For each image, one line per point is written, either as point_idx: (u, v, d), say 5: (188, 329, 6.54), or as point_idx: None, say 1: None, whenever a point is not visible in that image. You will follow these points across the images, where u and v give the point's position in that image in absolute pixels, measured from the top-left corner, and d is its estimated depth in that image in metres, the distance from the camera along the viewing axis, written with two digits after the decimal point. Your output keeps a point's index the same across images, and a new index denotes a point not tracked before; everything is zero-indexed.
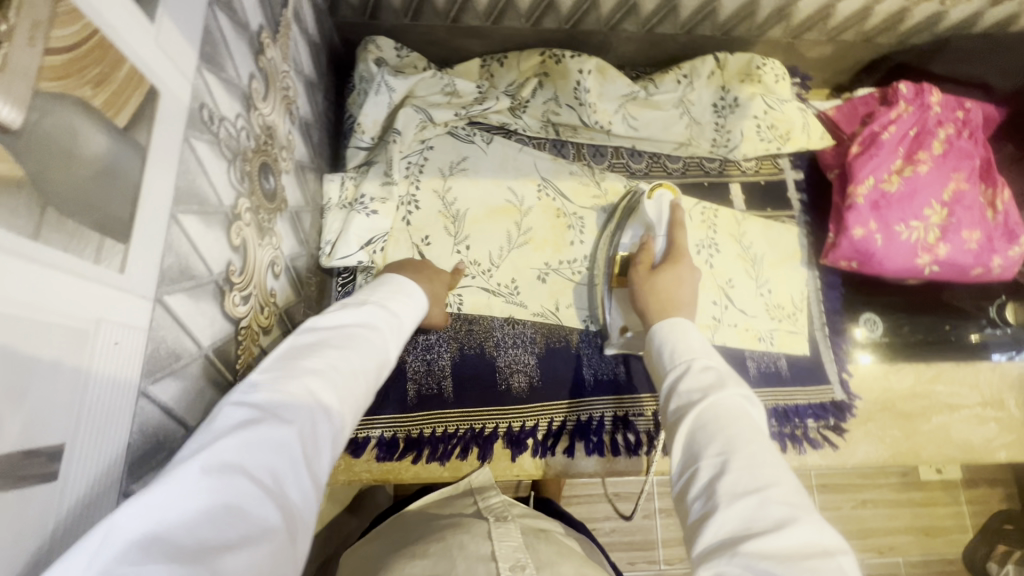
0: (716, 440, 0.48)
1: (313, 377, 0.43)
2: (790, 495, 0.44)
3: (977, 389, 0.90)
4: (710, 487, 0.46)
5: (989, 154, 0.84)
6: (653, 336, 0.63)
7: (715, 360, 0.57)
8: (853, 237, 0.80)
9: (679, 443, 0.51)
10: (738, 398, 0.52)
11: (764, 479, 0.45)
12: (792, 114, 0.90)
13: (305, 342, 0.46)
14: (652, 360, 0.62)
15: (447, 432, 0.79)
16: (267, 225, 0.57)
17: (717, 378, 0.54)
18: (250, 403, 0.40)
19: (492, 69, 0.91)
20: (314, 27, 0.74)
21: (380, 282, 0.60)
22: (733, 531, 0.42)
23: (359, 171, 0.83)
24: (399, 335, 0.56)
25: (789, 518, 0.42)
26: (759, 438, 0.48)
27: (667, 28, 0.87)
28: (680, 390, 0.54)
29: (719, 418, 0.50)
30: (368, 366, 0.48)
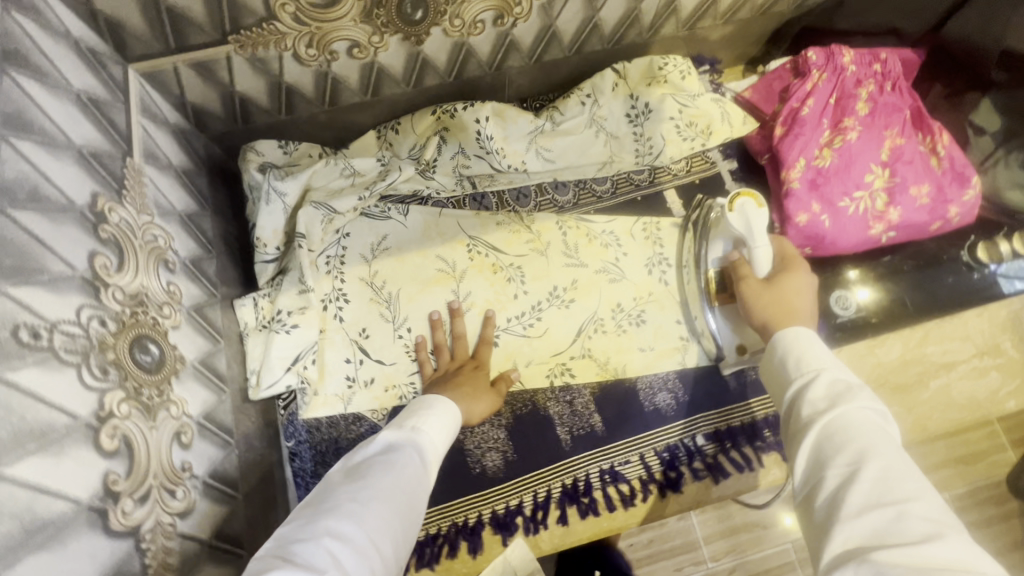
0: (848, 449, 0.47)
1: (332, 514, 0.47)
2: (933, 512, 0.43)
3: (968, 340, 0.85)
4: (837, 496, 0.46)
5: (918, 102, 0.79)
6: (773, 346, 0.62)
7: (845, 372, 0.55)
8: (799, 224, 0.75)
9: (804, 453, 0.50)
10: (868, 409, 0.50)
11: (904, 494, 0.44)
12: (708, 106, 0.86)
13: (329, 486, 0.51)
14: (773, 369, 0.60)
15: (430, 533, 0.74)
16: (159, 400, 0.51)
17: (847, 389, 0.53)
18: (276, 552, 0.44)
19: (389, 138, 0.85)
20: (178, 156, 0.68)
21: (409, 409, 0.66)
22: (863, 541, 0.42)
23: (273, 285, 0.77)
24: (430, 450, 0.60)
25: (933, 533, 0.41)
26: (898, 452, 0.47)
27: (554, 53, 0.80)
28: (807, 397, 0.54)
29: (851, 428, 0.49)
30: (393, 487, 0.51)
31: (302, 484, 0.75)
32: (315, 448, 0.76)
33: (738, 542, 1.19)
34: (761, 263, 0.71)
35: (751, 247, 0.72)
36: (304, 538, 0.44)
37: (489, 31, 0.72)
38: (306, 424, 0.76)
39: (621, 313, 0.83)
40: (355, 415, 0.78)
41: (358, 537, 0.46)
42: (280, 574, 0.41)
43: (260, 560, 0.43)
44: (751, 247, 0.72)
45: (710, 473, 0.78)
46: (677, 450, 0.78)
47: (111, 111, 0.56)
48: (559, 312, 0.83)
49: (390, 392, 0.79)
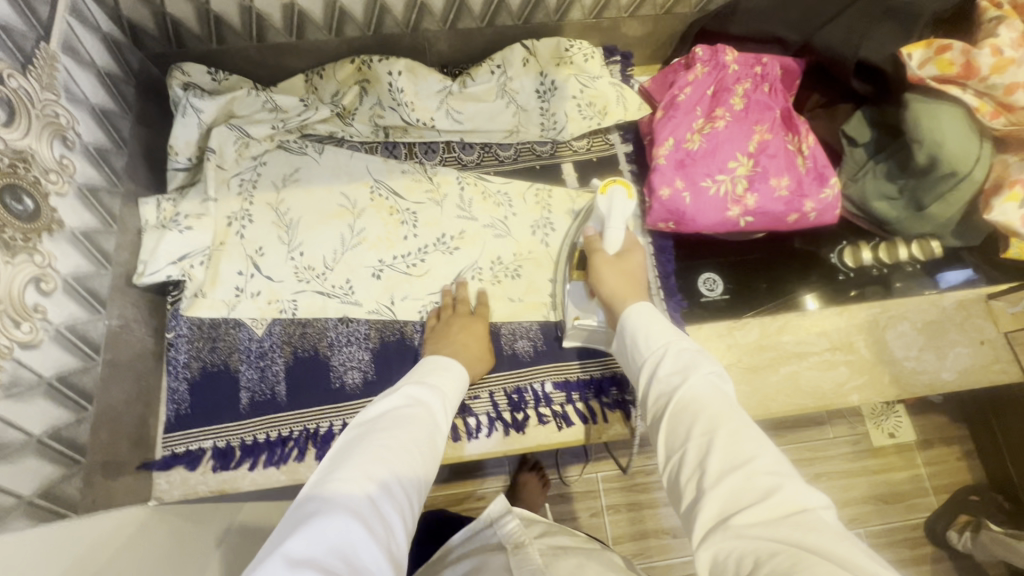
0: (698, 423, 0.51)
1: (364, 467, 0.48)
2: (775, 464, 0.47)
3: (824, 334, 0.90)
4: (699, 472, 0.48)
5: (789, 104, 0.86)
6: (623, 325, 0.66)
7: (688, 343, 0.60)
8: (661, 197, 0.82)
9: (664, 432, 0.53)
10: (707, 376, 0.55)
11: (749, 453, 0.47)
12: (606, 89, 0.94)
13: (353, 440, 0.52)
14: (628, 351, 0.64)
15: (281, 436, 0.79)
16: (20, 243, 0.59)
17: (692, 361, 0.57)
18: (312, 508, 0.44)
19: (315, 82, 0.93)
20: (106, 61, 0.77)
21: (423, 363, 0.67)
22: (724, 507, 0.45)
23: (180, 193, 0.86)
24: (447, 406, 0.61)
25: (775, 487, 0.45)
26: (734, 411, 0.51)
27: (467, 22, 0.89)
28: (660, 376, 0.57)
29: (697, 398, 0.53)
30: (417, 438, 0.53)
31: (172, 373, 0.81)
32: (192, 343, 0.82)
33: (644, 547, 1.21)
34: (614, 241, 0.75)
35: (608, 229, 0.75)
36: (340, 491, 0.45)
37: None
38: (188, 321, 0.83)
39: (499, 266, 0.89)
40: (236, 321, 0.84)
41: (395, 487, 0.47)
42: (324, 522, 0.42)
43: (298, 510, 0.44)
44: (608, 229, 0.75)
45: (555, 420, 0.83)
46: (526, 392, 0.84)
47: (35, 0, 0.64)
48: (442, 256, 0.89)
49: (272, 305, 0.85)
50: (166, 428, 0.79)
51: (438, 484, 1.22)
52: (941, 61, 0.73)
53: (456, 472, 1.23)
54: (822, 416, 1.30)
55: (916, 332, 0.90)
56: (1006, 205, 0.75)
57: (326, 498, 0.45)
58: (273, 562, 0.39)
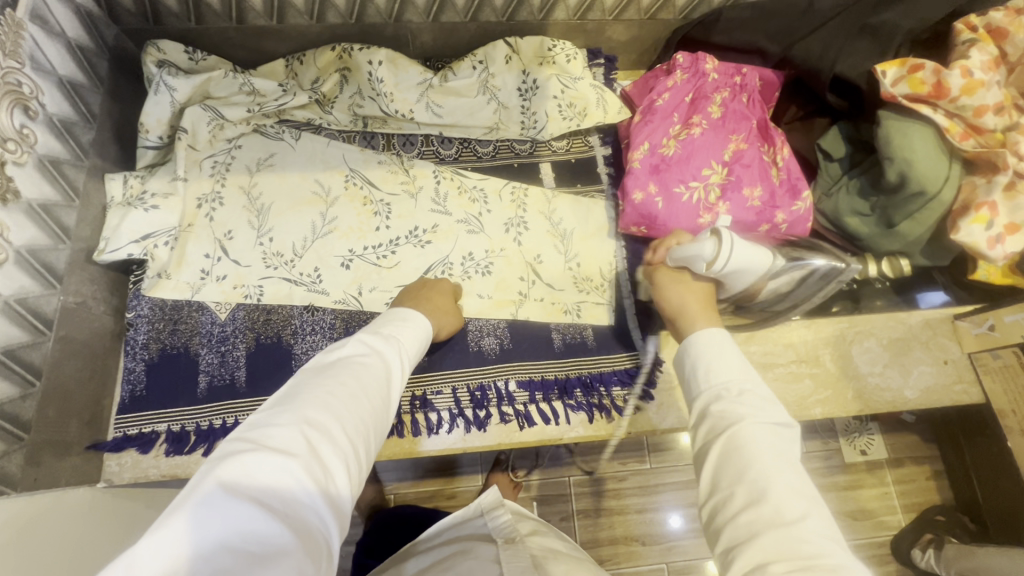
0: (752, 471, 0.49)
1: (308, 405, 0.47)
2: (824, 527, 0.46)
3: (791, 347, 0.90)
4: (748, 519, 0.47)
5: (766, 116, 0.87)
6: (686, 347, 0.60)
7: (751, 382, 0.55)
8: (634, 201, 0.82)
9: (713, 464, 0.52)
10: (764, 423, 0.52)
11: (798, 513, 0.46)
12: (587, 91, 0.94)
13: (302, 379, 0.51)
14: (682, 374, 0.60)
15: (238, 422, 0.78)
16: None
17: (751, 405, 0.53)
18: (251, 440, 0.43)
19: (295, 68, 0.93)
20: (77, 32, 0.75)
21: (383, 318, 0.67)
22: (768, 555, 0.44)
23: (148, 171, 0.85)
24: (403, 354, 0.61)
25: (824, 553, 0.43)
26: (786, 466, 0.49)
27: (451, 16, 0.89)
28: (714, 411, 0.54)
29: (753, 446, 0.50)
30: (367, 387, 0.52)
31: (129, 353, 0.80)
32: (152, 323, 0.81)
33: (612, 553, 1.20)
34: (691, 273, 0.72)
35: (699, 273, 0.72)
36: (281, 425, 0.45)
37: None
38: (149, 301, 0.81)
39: (470, 261, 0.89)
40: (198, 305, 0.83)
41: (338, 431, 0.46)
42: (257, 459, 0.41)
43: (234, 442, 0.43)
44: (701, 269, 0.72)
45: (517, 419, 0.82)
46: (489, 390, 0.83)
47: None
48: (413, 249, 0.89)
49: (237, 290, 0.84)
50: (120, 409, 0.77)
51: (406, 482, 1.21)
52: (913, 79, 0.75)
53: (425, 469, 1.22)
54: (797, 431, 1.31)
55: (882, 348, 0.91)
56: (973, 226, 0.75)
57: (266, 430, 0.44)
58: (203, 487, 0.39)
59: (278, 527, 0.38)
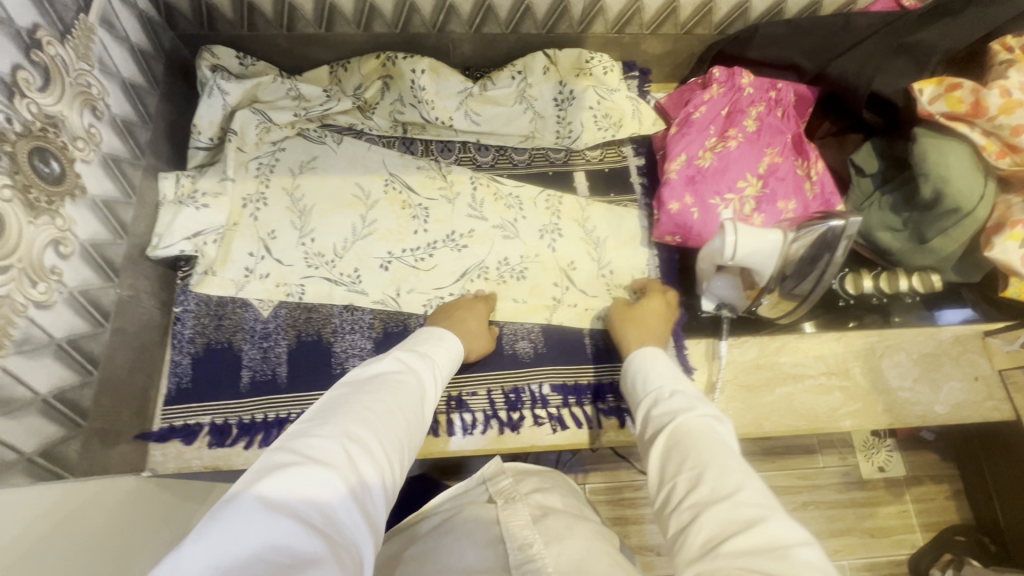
0: (692, 457, 0.54)
1: (347, 420, 0.49)
2: (761, 497, 0.49)
3: (821, 359, 0.91)
4: (693, 500, 0.50)
5: (801, 130, 0.88)
6: (629, 365, 0.72)
7: (680, 383, 0.65)
8: (670, 211, 0.83)
9: (657, 458, 0.58)
10: (700, 416, 0.58)
11: (734, 486, 0.50)
12: (623, 102, 0.96)
13: (341, 396, 0.54)
14: (632, 390, 0.70)
15: (279, 417, 0.80)
16: (44, 206, 0.60)
17: (687, 402, 0.61)
18: (294, 453, 0.45)
19: (339, 74, 0.96)
20: (139, 37, 0.79)
21: (415, 340, 0.71)
22: (711, 533, 0.47)
23: (199, 171, 0.88)
24: (434, 376, 0.65)
25: (759, 517, 0.46)
26: (726, 451, 0.54)
27: (493, 28, 0.92)
28: (655, 412, 0.62)
29: (691, 433, 0.56)
30: (401, 405, 0.55)
31: (176, 346, 0.82)
32: (198, 318, 0.83)
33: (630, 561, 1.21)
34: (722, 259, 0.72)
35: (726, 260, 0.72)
36: (321, 438, 0.46)
37: None
38: (196, 297, 0.84)
39: (506, 266, 0.91)
40: (243, 301, 0.85)
41: (375, 446, 0.49)
42: (299, 472, 0.42)
43: (277, 454, 0.44)
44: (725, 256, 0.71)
45: (550, 421, 0.83)
46: (523, 393, 0.84)
47: None
48: (451, 253, 0.91)
49: (279, 288, 0.86)
50: (166, 401, 0.80)
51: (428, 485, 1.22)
52: (950, 98, 0.76)
53: (446, 472, 1.23)
54: (814, 445, 1.31)
55: (912, 362, 0.91)
56: (1007, 244, 0.75)
57: (308, 443, 0.46)
58: (246, 496, 0.40)
59: (317, 538, 0.39)
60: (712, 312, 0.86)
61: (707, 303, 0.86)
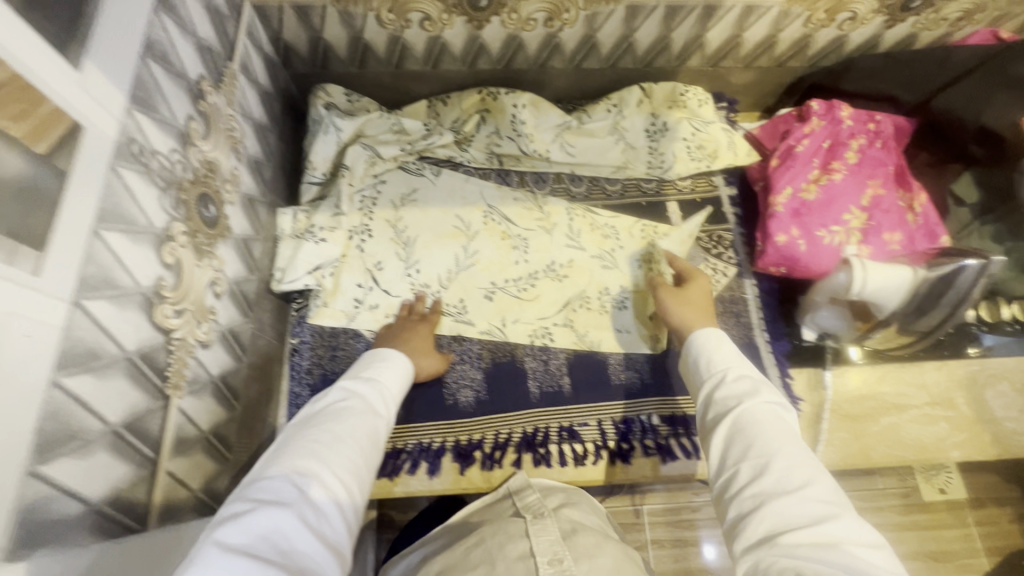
0: (755, 446, 0.51)
1: (295, 456, 0.51)
2: (829, 494, 0.47)
3: (923, 389, 0.90)
4: (755, 489, 0.49)
5: (902, 162, 0.89)
6: (688, 345, 0.67)
7: (747, 368, 0.61)
8: (777, 243, 0.84)
9: (717, 440, 0.55)
10: (767, 404, 0.55)
11: (802, 480, 0.48)
12: (718, 133, 0.97)
13: (292, 432, 0.56)
14: (690, 371, 0.66)
15: (397, 447, 0.82)
16: (207, 248, 0.63)
17: (752, 387, 0.58)
18: (246, 498, 0.47)
19: (437, 108, 0.98)
20: (265, 78, 0.82)
21: (363, 361, 0.71)
22: (773, 526, 0.45)
23: (312, 205, 0.90)
24: (387, 392, 0.65)
25: (827, 515, 0.45)
26: (792, 439, 0.52)
27: (592, 63, 0.94)
28: (717, 396, 0.58)
29: (757, 422, 0.53)
30: (352, 428, 0.56)
31: (294, 377, 0.84)
32: (314, 350, 0.85)
33: None
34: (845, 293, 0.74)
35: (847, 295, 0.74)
36: (270, 480, 0.48)
37: (539, 29, 0.86)
38: (311, 328, 0.86)
39: (607, 296, 0.92)
40: (354, 332, 0.87)
41: (325, 472, 0.50)
42: (249, 516, 0.44)
43: (234, 502, 0.47)
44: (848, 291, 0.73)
45: (660, 453, 0.83)
46: (633, 424, 0.85)
47: (227, 24, 0.70)
48: (552, 282, 0.92)
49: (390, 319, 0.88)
50: None
51: None
52: None
53: None
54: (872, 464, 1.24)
55: (1015, 393, 0.90)
56: None
57: (260, 486, 0.48)
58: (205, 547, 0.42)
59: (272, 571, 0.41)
60: (813, 341, 0.89)
61: (809, 333, 0.89)
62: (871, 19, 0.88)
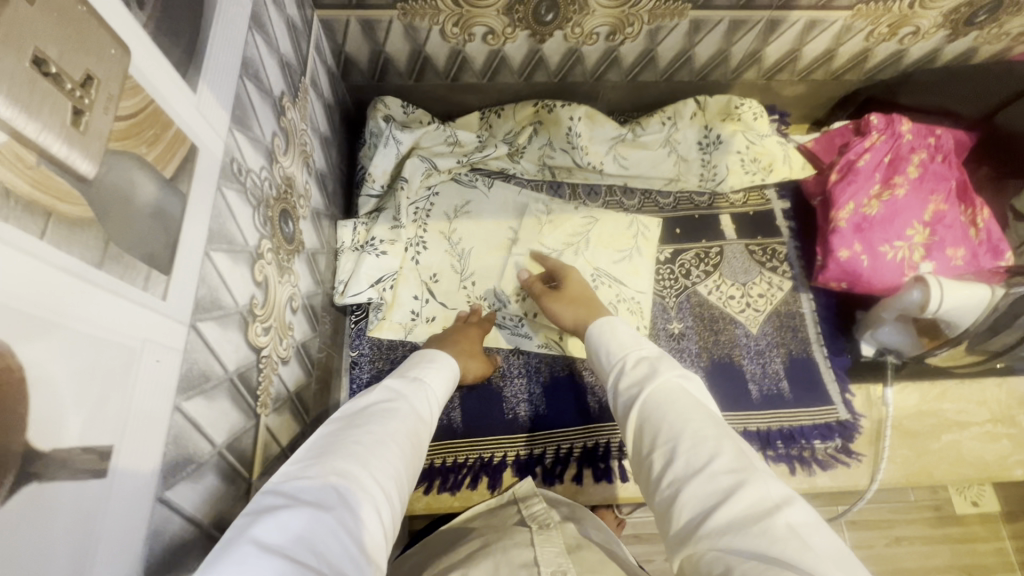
0: (663, 428, 0.47)
1: (338, 455, 0.45)
2: (736, 461, 0.42)
3: (984, 405, 0.89)
4: (672, 474, 0.44)
5: (964, 177, 0.88)
6: (589, 340, 0.65)
7: (647, 349, 0.58)
8: (840, 259, 0.83)
9: (635, 432, 0.51)
10: (675, 385, 0.51)
11: (708, 453, 0.43)
12: (773, 147, 0.96)
13: (332, 430, 0.50)
14: (598, 367, 0.63)
15: (458, 461, 0.82)
16: (287, 264, 0.63)
17: (650, 369, 0.54)
18: (280, 497, 0.41)
19: (490, 120, 0.98)
20: (328, 90, 0.82)
21: (409, 364, 0.67)
22: (695, 510, 0.40)
23: (370, 217, 0.91)
24: (428, 400, 0.60)
25: (735, 483, 0.40)
26: (699, 411, 0.48)
27: (648, 75, 0.94)
28: (624, 389, 0.55)
29: (663, 403, 0.49)
30: (399, 433, 0.51)
31: (354, 390, 0.84)
32: (374, 363, 0.85)
33: None
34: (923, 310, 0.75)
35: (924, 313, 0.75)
36: (308, 479, 0.42)
37: (601, 43, 0.86)
38: (370, 341, 0.86)
39: (663, 310, 0.92)
40: (412, 345, 0.87)
41: (368, 475, 0.44)
42: (287, 515, 0.38)
43: (266, 499, 0.41)
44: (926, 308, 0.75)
45: None
46: None
47: (301, 39, 0.70)
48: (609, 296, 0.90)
49: None
50: None
51: None
52: None
53: None
54: None
55: None
56: None
57: (295, 485, 0.42)
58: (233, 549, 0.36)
59: None
60: (871, 356, 0.88)
61: (866, 347, 0.88)
62: (933, 34, 0.88)
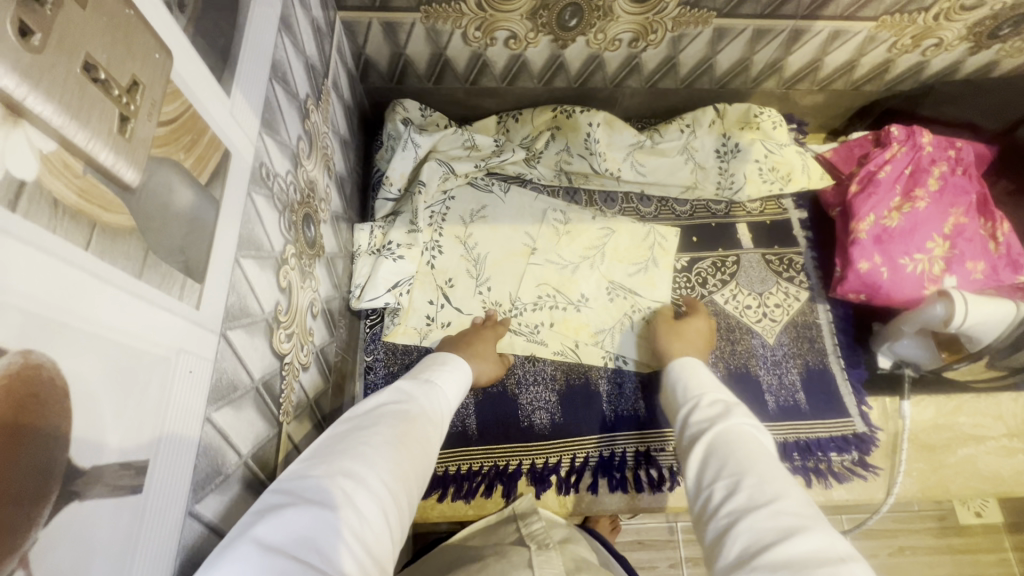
0: (729, 462, 0.47)
1: (343, 453, 0.44)
2: (803, 508, 0.41)
3: (1000, 420, 0.89)
4: (731, 505, 0.43)
5: (984, 190, 0.88)
6: (667, 372, 0.65)
7: (727, 393, 0.57)
8: (859, 270, 0.83)
9: (694, 461, 0.50)
10: (749, 425, 0.51)
11: (774, 492, 0.43)
12: (792, 157, 0.95)
13: (342, 427, 0.49)
14: (669, 401, 0.63)
15: (472, 469, 0.81)
16: (309, 269, 0.62)
17: (726, 408, 0.54)
18: (284, 496, 0.40)
19: (508, 124, 0.97)
20: (348, 92, 0.82)
21: (422, 364, 0.65)
22: (750, 543, 0.40)
23: (386, 221, 0.90)
24: (439, 398, 0.58)
25: (800, 527, 0.39)
26: (768, 458, 0.47)
27: (668, 83, 0.93)
28: (693, 420, 0.55)
29: (731, 440, 0.49)
30: (407, 431, 0.49)
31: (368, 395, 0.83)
32: (388, 367, 0.84)
33: None
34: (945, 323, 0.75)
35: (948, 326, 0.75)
36: (312, 477, 0.42)
37: (623, 49, 0.85)
38: (385, 346, 0.85)
39: None
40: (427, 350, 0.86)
41: (373, 475, 0.43)
42: (289, 515, 0.38)
43: (271, 497, 0.41)
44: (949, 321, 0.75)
45: None
46: None
47: (325, 40, 0.69)
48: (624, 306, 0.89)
49: None
50: None
51: None
52: None
53: None
54: None
55: None
56: None
57: (302, 483, 0.41)
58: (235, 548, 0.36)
59: None
60: (888, 368, 0.87)
61: (884, 359, 0.87)
62: (955, 46, 0.87)
